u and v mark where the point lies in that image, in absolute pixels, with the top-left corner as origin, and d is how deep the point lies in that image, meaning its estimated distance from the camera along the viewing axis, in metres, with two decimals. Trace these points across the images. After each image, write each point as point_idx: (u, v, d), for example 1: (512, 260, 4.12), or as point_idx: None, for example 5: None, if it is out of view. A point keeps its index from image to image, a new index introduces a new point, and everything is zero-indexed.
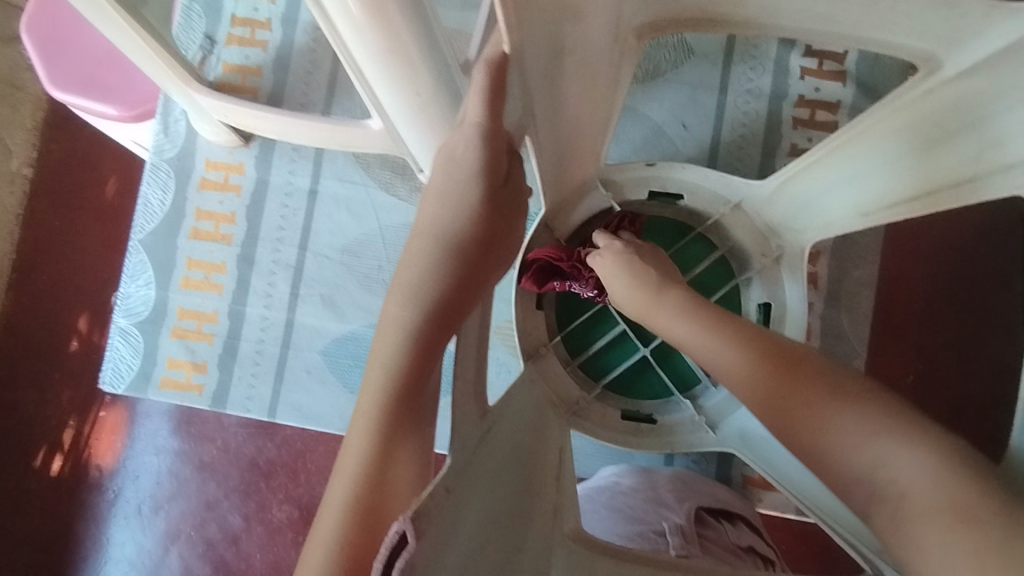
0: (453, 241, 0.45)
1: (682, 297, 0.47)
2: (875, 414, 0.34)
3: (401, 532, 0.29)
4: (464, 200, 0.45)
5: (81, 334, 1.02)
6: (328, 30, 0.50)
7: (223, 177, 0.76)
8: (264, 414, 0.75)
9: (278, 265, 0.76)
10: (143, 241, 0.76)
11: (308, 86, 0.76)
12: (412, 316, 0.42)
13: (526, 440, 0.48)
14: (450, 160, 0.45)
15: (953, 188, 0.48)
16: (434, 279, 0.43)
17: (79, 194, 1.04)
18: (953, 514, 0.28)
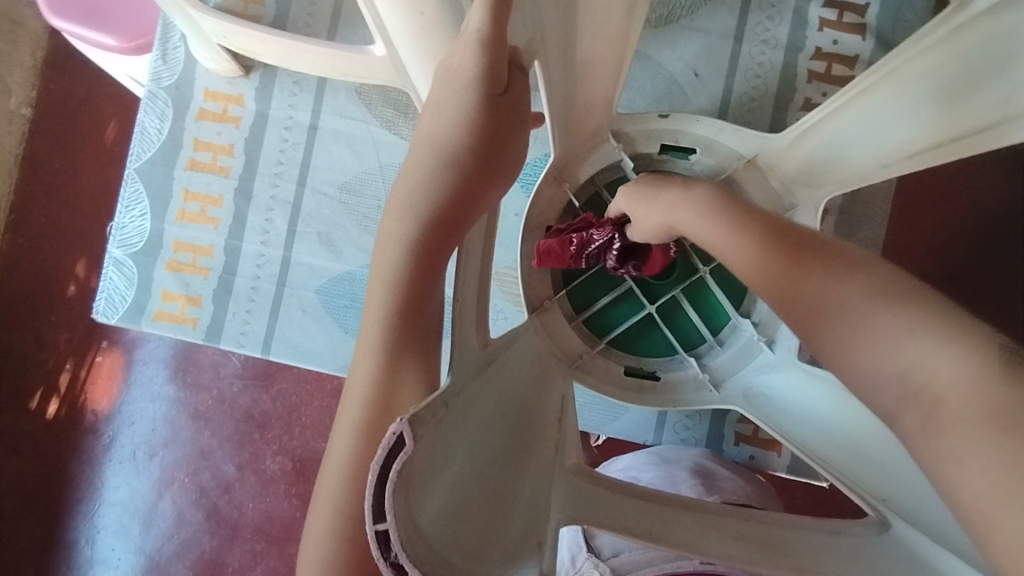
0: (450, 154, 0.41)
1: (700, 196, 0.46)
2: (908, 311, 0.31)
3: (399, 434, 0.27)
4: (462, 113, 0.41)
5: (78, 279, 1.01)
6: None
7: (221, 108, 0.75)
8: (258, 350, 0.74)
9: (275, 202, 0.75)
10: (139, 170, 0.75)
11: (311, 18, 0.74)
12: (409, 229, 0.40)
13: (523, 381, 0.47)
14: (450, 71, 0.41)
15: (972, 137, 0.47)
16: (428, 191, 0.41)
17: (77, 134, 1.02)
18: (996, 417, 0.26)
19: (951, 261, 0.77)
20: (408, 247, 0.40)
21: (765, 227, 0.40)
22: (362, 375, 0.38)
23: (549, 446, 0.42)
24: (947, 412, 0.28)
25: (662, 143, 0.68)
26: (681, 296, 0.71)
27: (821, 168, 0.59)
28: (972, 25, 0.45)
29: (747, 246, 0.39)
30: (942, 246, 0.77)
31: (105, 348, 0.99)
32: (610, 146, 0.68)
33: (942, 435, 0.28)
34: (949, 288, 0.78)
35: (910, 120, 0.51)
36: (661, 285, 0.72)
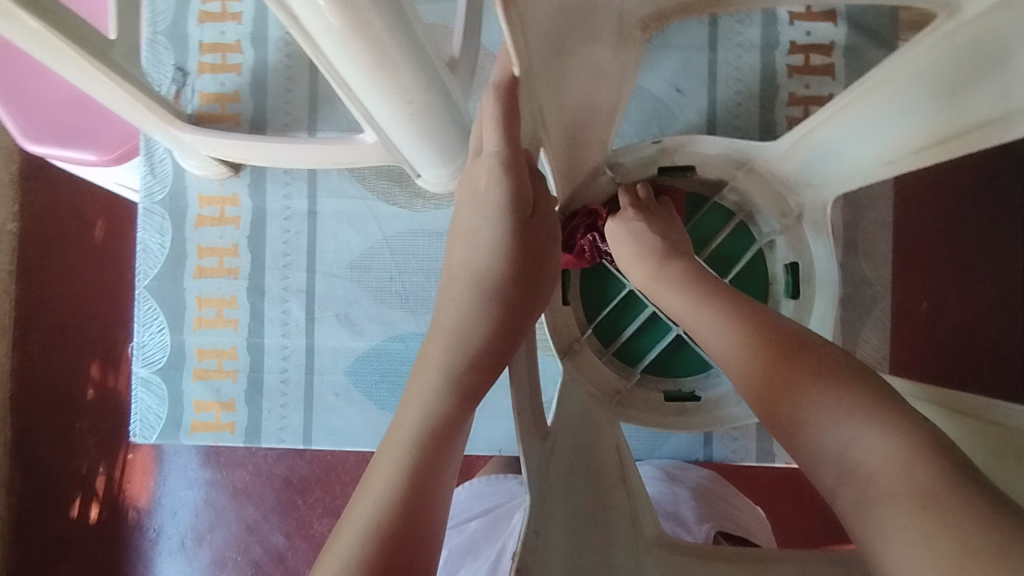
0: (487, 282, 0.41)
1: (681, 275, 0.51)
2: (849, 396, 0.35)
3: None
4: (496, 239, 0.40)
5: (95, 381, 1.01)
6: (309, 48, 0.47)
7: (218, 211, 0.75)
8: (299, 442, 0.74)
9: (289, 291, 0.75)
10: (149, 287, 0.75)
11: (289, 105, 0.74)
12: (455, 365, 0.39)
13: (580, 449, 0.47)
14: (473, 204, 0.41)
15: (978, 130, 0.46)
16: (470, 319, 0.40)
17: (69, 241, 1.02)
18: (917, 494, 0.29)
19: (951, 204, 0.76)
20: (451, 375, 0.38)
21: (738, 315, 0.44)
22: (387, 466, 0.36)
23: (622, 516, 0.42)
24: (880, 491, 0.30)
25: (660, 167, 0.67)
26: None
27: (820, 172, 0.61)
28: (960, 32, 0.45)
29: (724, 332, 0.43)
30: (937, 191, 0.75)
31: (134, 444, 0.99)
32: (609, 179, 0.67)
33: (877, 508, 0.30)
34: (953, 232, 0.76)
35: (911, 117, 0.51)
36: None
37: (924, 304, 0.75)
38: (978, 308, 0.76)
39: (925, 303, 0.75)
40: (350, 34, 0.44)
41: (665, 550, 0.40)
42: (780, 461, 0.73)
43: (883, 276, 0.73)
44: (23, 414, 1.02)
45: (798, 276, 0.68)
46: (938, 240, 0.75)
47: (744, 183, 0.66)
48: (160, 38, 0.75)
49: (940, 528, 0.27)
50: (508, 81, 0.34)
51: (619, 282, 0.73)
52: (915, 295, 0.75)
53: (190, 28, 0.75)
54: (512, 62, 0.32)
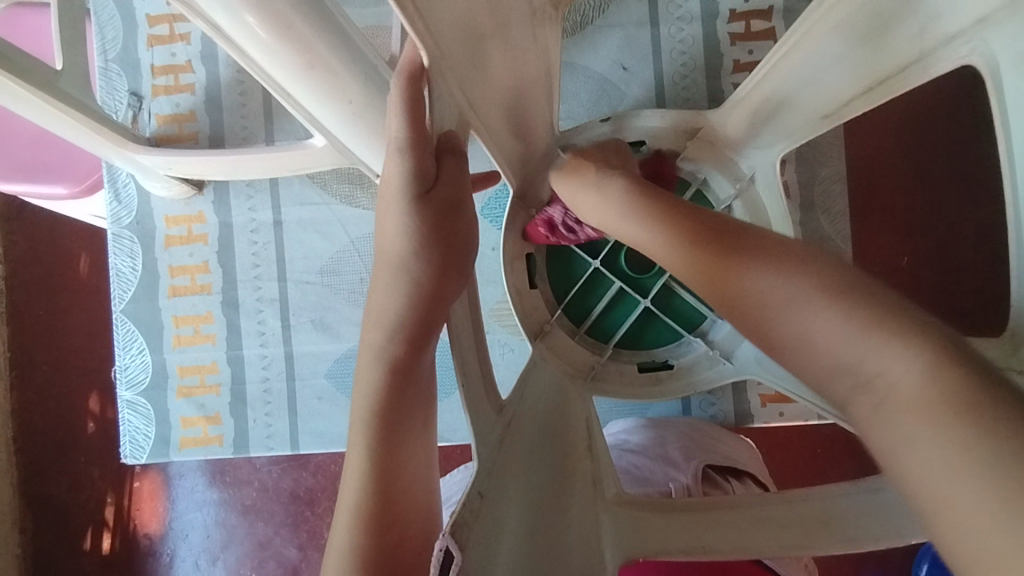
0: (399, 263, 0.39)
1: (626, 189, 0.47)
2: (850, 313, 0.32)
3: (445, 549, 0.30)
4: (405, 219, 0.38)
5: (94, 413, 1.02)
6: (243, 60, 0.48)
7: (186, 230, 0.76)
8: (287, 449, 0.76)
9: (263, 302, 0.76)
10: (126, 310, 0.77)
11: (245, 119, 0.76)
12: (389, 348, 0.39)
13: (548, 423, 0.48)
14: (385, 188, 0.39)
15: (900, 74, 0.48)
16: (395, 302, 0.39)
17: (53, 279, 1.03)
18: (945, 403, 0.27)
19: (917, 155, 0.75)
20: (383, 357, 0.39)
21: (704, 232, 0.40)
22: (358, 456, 0.39)
23: (586, 481, 0.43)
24: (902, 400, 0.29)
25: None
26: (671, 282, 0.72)
27: (763, 132, 0.62)
28: None
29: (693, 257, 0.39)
30: (904, 144, 0.76)
31: (139, 473, 1.00)
32: None
33: (900, 417, 0.29)
34: (921, 184, 0.76)
35: (841, 66, 0.51)
36: (648, 277, 0.73)
37: (904, 259, 0.76)
38: (960, 257, 0.75)
39: (894, 252, 0.76)
40: (278, 42, 0.45)
41: (625, 507, 0.41)
42: (760, 422, 0.74)
43: (843, 231, 0.74)
44: (25, 452, 1.03)
45: None
46: (906, 192, 0.75)
47: (691, 155, 0.67)
48: (113, 66, 0.76)
49: (974, 441, 0.26)
50: (414, 67, 0.35)
51: (585, 260, 0.74)
52: (891, 251, 0.76)
53: (141, 52, 0.76)
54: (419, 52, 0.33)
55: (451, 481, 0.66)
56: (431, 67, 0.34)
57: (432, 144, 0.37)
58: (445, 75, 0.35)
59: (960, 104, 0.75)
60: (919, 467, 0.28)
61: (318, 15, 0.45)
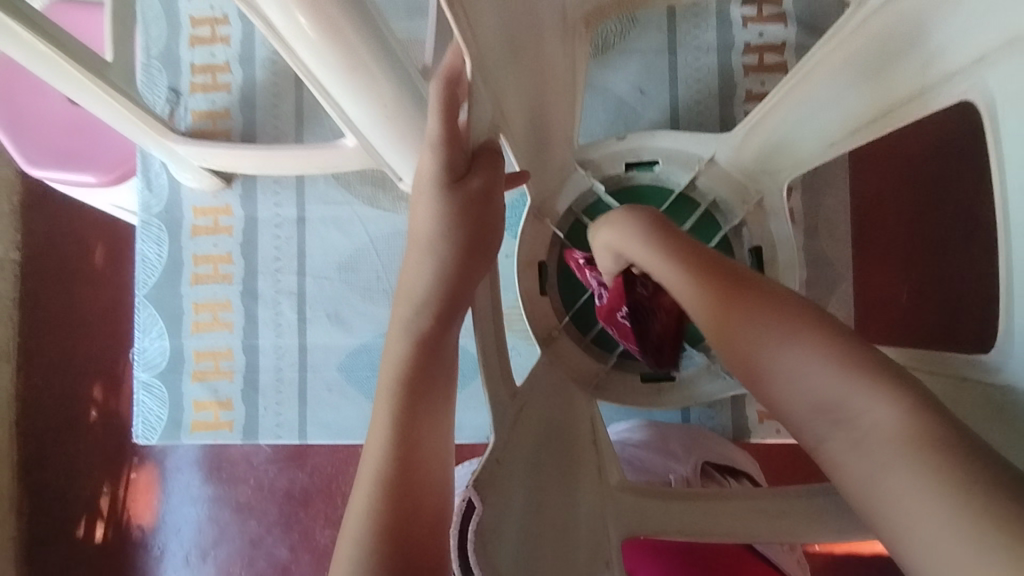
0: (429, 244, 0.42)
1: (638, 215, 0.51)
2: (839, 357, 0.34)
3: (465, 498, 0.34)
4: (440, 204, 0.41)
5: (98, 402, 1.04)
6: (288, 55, 0.51)
7: (212, 221, 0.79)
8: (296, 436, 0.78)
9: (281, 294, 0.79)
10: (149, 294, 0.79)
11: (277, 119, 0.79)
12: (417, 322, 0.42)
13: (556, 420, 0.50)
14: (418, 173, 0.42)
15: (904, 105, 0.50)
16: (426, 279, 0.42)
17: (68, 267, 1.06)
18: (923, 446, 0.30)
19: (917, 193, 0.79)
20: (411, 333, 0.42)
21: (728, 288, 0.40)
22: (381, 427, 0.40)
23: (590, 470, 0.45)
24: (879, 445, 0.31)
25: (627, 162, 0.73)
26: None
27: (773, 158, 0.65)
28: (876, 17, 0.48)
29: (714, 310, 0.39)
30: (906, 182, 0.79)
31: (137, 465, 1.02)
32: (580, 175, 0.73)
33: (877, 457, 0.31)
34: (921, 222, 0.79)
35: (850, 96, 0.55)
36: None
37: (903, 295, 0.78)
38: (957, 295, 0.77)
39: (894, 287, 0.78)
40: (324, 41, 0.48)
41: (626, 492, 0.43)
42: (756, 437, 0.76)
43: (844, 257, 0.77)
44: (27, 437, 1.05)
45: (763, 259, 0.70)
46: (906, 228, 0.79)
47: (704, 176, 0.71)
48: (155, 62, 0.80)
49: (952, 477, 0.28)
50: (453, 71, 0.38)
51: None
52: (892, 287, 0.78)
53: (183, 51, 0.80)
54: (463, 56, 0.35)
55: (461, 472, 0.68)
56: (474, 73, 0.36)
57: (467, 142, 0.39)
58: (484, 78, 0.38)
59: (961, 148, 0.78)
60: (893, 502, 0.30)
61: (365, 22, 0.48)
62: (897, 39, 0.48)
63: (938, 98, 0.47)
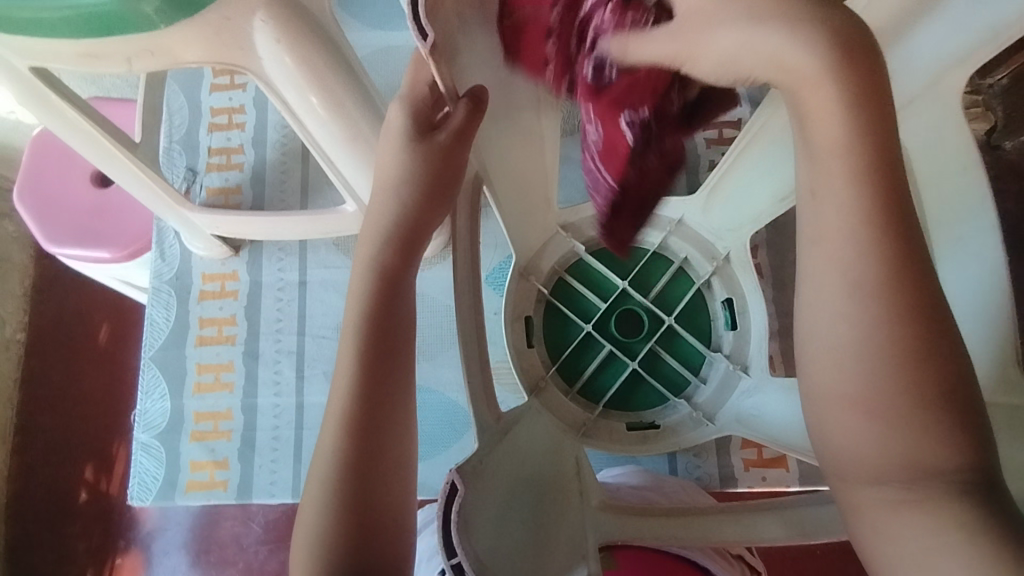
0: (393, 190, 0.47)
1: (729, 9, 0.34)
2: (911, 404, 0.29)
3: (452, 482, 0.39)
4: (407, 150, 0.46)
5: (89, 483, 1.04)
6: (297, 125, 0.56)
7: (219, 286, 0.85)
8: (289, 495, 0.79)
9: (281, 353, 0.83)
10: (154, 356, 0.83)
11: (284, 193, 0.87)
12: (373, 262, 0.46)
13: (540, 459, 0.53)
14: (389, 127, 0.48)
15: None
16: (387, 218, 0.47)
17: (70, 347, 1.09)
18: (962, 535, 0.28)
19: None
20: (368, 278, 0.45)
21: (887, 235, 0.30)
22: (355, 433, 0.42)
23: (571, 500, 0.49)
24: (913, 516, 0.29)
25: None
26: (657, 347, 0.78)
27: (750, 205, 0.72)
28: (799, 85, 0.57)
29: (851, 271, 0.30)
30: None
31: (124, 549, 1.00)
32: (560, 237, 0.77)
33: (903, 530, 0.30)
34: None
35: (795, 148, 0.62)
36: (636, 341, 0.79)
37: None
38: None
39: None
40: (330, 112, 0.53)
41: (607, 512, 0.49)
42: (743, 485, 0.78)
43: None
44: (13, 523, 1.03)
45: (735, 311, 0.76)
46: None
47: (675, 236, 0.77)
48: (176, 146, 0.89)
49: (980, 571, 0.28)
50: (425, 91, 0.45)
51: (577, 324, 0.79)
52: None
53: (202, 136, 0.89)
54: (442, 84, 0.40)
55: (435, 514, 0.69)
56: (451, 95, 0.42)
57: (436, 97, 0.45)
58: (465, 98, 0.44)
59: None
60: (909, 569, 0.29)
61: (368, 101, 0.54)
62: None
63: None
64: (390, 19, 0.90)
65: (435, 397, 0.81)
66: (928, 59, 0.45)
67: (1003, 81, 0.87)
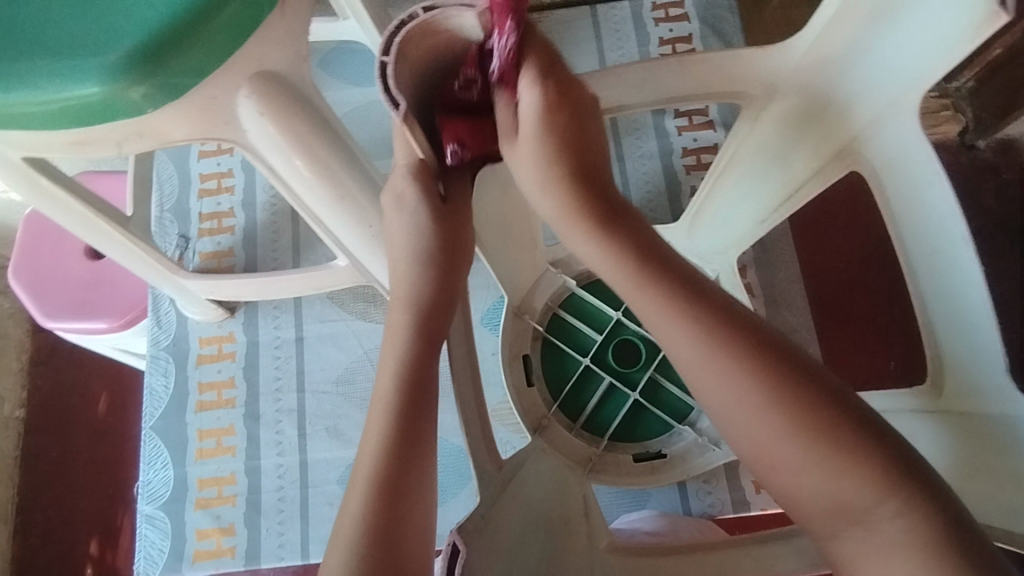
0: (419, 259, 0.46)
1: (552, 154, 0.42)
2: (818, 460, 0.37)
3: (453, 543, 0.40)
4: (418, 223, 0.45)
5: (93, 558, 1.02)
6: (285, 191, 0.57)
7: (216, 349, 0.85)
8: (298, 557, 0.77)
9: (282, 412, 0.82)
10: (155, 426, 0.83)
11: (276, 252, 0.88)
12: (406, 336, 0.44)
13: (546, 502, 0.53)
14: (395, 195, 0.46)
15: (811, 181, 0.57)
16: (413, 283, 0.46)
17: (69, 421, 1.08)
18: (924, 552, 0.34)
19: (860, 258, 0.87)
20: (404, 352, 0.44)
21: (730, 340, 0.39)
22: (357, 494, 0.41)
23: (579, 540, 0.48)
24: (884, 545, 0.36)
25: None
26: (657, 375, 0.78)
27: (720, 238, 0.73)
28: (765, 117, 0.57)
29: (726, 379, 0.39)
30: (847, 248, 0.87)
31: None
32: (552, 273, 0.79)
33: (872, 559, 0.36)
34: (868, 282, 0.86)
35: (767, 178, 0.62)
36: (635, 371, 0.79)
37: (892, 363, 0.83)
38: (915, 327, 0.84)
39: (880, 357, 0.83)
40: (315, 176, 0.53)
41: (616, 553, 0.49)
42: (756, 509, 0.77)
43: (807, 323, 0.83)
44: None
45: None
46: (859, 288, 0.86)
47: None
48: (167, 214, 0.90)
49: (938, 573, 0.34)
50: (420, 166, 0.44)
51: (575, 358, 0.79)
52: (879, 357, 0.83)
53: (192, 203, 0.90)
54: (417, 149, 0.43)
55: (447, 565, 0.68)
56: (427, 158, 0.44)
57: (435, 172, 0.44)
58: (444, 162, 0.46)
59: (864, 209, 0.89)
60: None
61: (353, 161, 0.55)
62: (791, 131, 0.56)
63: (833, 174, 0.54)
64: (369, 75, 0.93)
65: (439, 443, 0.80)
66: (888, 73, 0.46)
67: (970, 83, 0.91)
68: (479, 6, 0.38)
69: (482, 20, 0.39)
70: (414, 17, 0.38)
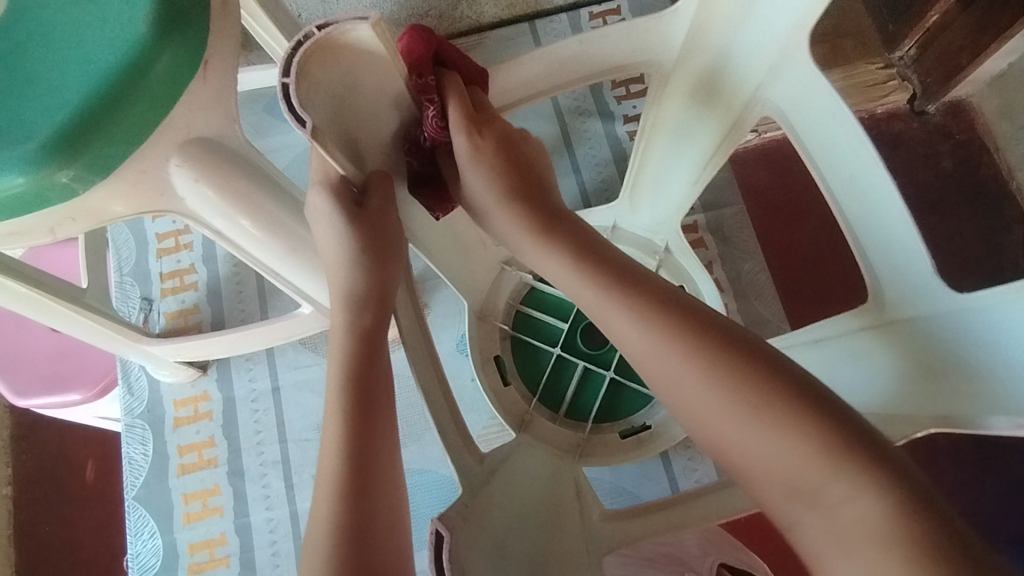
0: (348, 261, 0.49)
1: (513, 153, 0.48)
2: (780, 438, 0.35)
3: (437, 531, 0.38)
4: (340, 230, 0.47)
5: None
6: (237, 251, 0.56)
7: (192, 410, 0.84)
8: None
9: (266, 465, 0.81)
10: (137, 496, 0.81)
11: (242, 303, 0.87)
12: (343, 337, 0.48)
13: None
14: (316, 207, 0.49)
15: (734, 127, 0.58)
16: (350, 281, 0.49)
17: (58, 493, 1.05)
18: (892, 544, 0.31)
19: (794, 197, 0.90)
20: (343, 358, 0.47)
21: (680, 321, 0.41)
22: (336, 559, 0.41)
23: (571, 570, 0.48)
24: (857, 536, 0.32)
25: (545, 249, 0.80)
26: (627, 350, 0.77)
27: (663, 203, 0.71)
28: (681, 69, 0.56)
29: (666, 355, 0.40)
30: (782, 190, 0.90)
31: None
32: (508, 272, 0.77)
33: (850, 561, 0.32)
34: (804, 216, 0.89)
35: (695, 131, 0.61)
36: (605, 350, 0.78)
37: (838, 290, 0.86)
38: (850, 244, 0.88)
39: (824, 283, 0.86)
40: (263, 232, 0.53)
41: None
42: None
43: (778, 311, 0.83)
44: None
45: None
46: (796, 221, 0.89)
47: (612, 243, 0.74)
48: (128, 279, 0.89)
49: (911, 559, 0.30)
50: (332, 179, 0.46)
51: (546, 350, 0.79)
52: (825, 283, 0.86)
53: (151, 264, 0.89)
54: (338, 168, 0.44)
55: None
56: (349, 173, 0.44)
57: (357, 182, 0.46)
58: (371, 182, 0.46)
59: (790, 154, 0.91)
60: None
61: (298, 208, 0.55)
62: (706, 79, 0.56)
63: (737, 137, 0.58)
64: None
65: (429, 477, 0.79)
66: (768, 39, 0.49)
67: (912, 51, 0.91)
68: (372, 18, 0.37)
69: (377, 31, 0.38)
70: (309, 37, 0.38)
